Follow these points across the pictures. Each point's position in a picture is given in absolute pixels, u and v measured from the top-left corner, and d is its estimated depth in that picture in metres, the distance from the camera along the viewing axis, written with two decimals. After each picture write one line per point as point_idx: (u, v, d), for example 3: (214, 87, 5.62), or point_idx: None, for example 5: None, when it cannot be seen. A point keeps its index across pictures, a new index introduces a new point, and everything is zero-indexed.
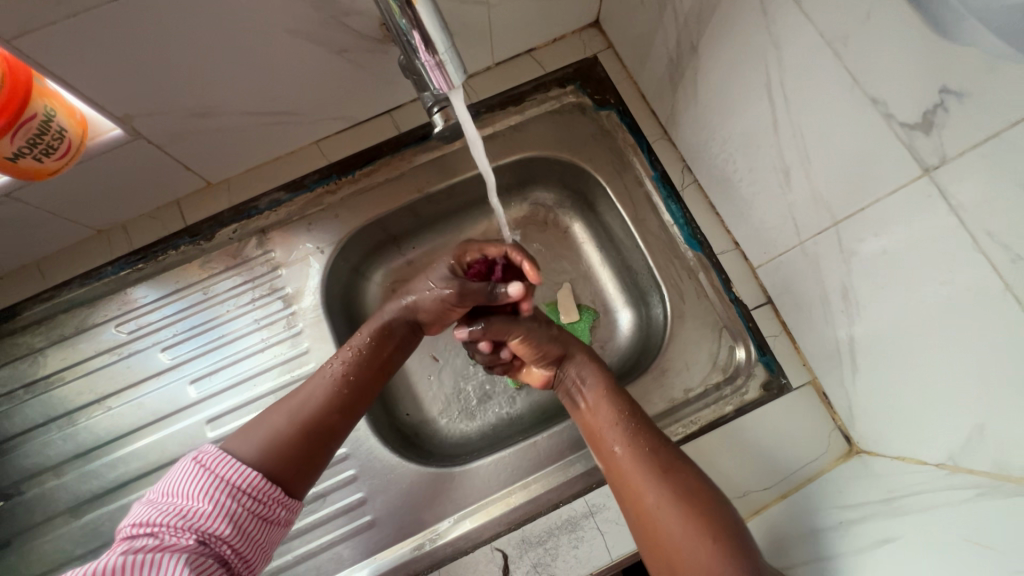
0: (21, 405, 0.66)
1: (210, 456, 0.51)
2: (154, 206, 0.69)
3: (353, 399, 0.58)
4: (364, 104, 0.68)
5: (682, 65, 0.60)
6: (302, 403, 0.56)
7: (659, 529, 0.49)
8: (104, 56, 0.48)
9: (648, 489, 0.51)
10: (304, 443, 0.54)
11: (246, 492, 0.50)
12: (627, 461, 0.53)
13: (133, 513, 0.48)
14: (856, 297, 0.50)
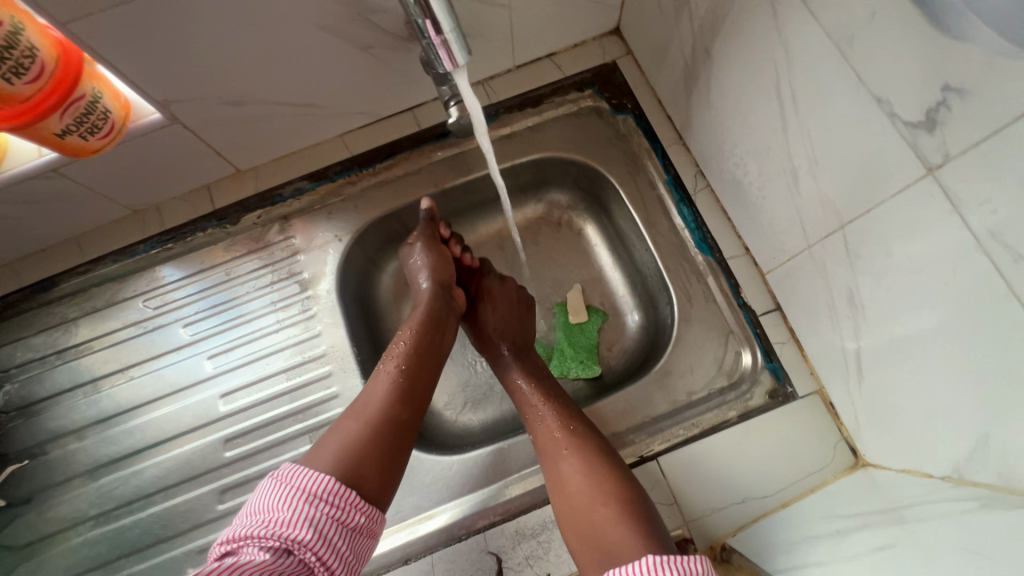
0: (51, 370, 0.70)
1: (285, 469, 0.50)
2: (186, 189, 0.73)
3: (414, 388, 0.59)
4: (387, 100, 0.71)
5: (697, 69, 0.61)
6: (365, 402, 0.57)
7: (569, 499, 0.54)
8: (148, 43, 0.51)
9: (561, 465, 0.56)
10: (379, 440, 0.54)
11: (325, 498, 0.48)
12: (547, 440, 0.59)
13: (223, 535, 0.47)
14: (864, 303, 0.49)
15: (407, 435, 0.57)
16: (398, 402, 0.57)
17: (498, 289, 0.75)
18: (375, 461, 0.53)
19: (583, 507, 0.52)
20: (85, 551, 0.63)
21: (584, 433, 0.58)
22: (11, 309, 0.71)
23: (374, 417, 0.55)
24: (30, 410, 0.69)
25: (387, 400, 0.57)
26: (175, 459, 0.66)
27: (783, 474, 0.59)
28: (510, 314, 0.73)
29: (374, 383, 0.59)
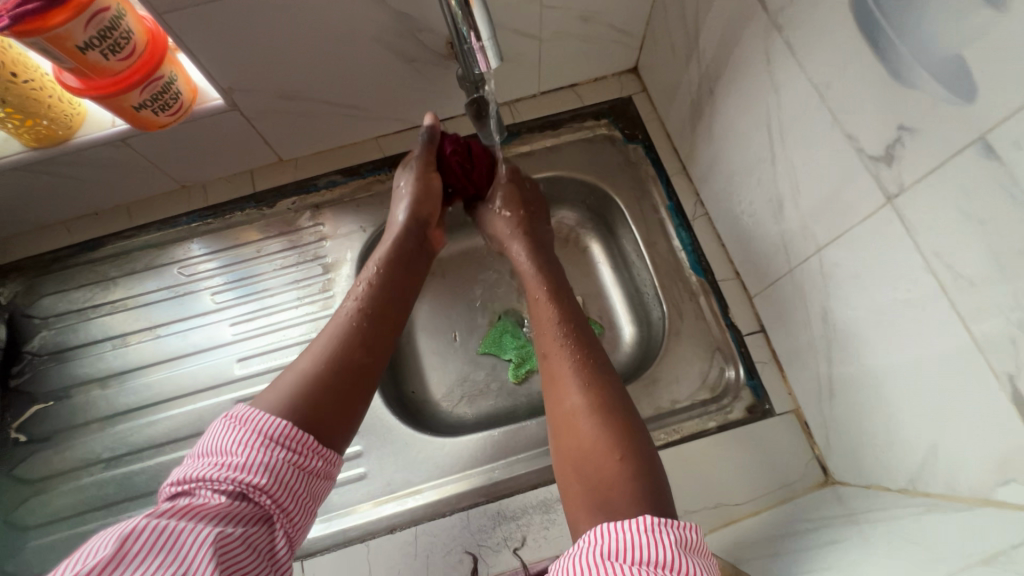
0: (86, 322, 0.76)
1: (241, 410, 0.50)
2: (231, 172, 0.80)
3: (375, 326, 0.60)
4: (422, 110, 0.79)
5: (702, 106, 0.68)
6: (325, 342, 0.58)
7: (572, 434, 0.54)
8: (223, 37, 0.59)
9: (564, 390, 0.57)
10: (332, 382, 0.55)
11: (280, 442, 0.49)
12: (560, 365, 0.59)
13: (181, 468, 0.49)
14: (836, 322, 0.54)
15: (366, 382, 0.57)
16: (356, 344, 0.58)
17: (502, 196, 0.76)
18: (330, 403, 0.53)
19: (586, 439, 0.52)
20: (92, 491, 0.67)
21: (597, 368, 0.58)
22: (59, 264, 0.78)
23: (330, 357, 0.56)
24: (61, 356, 0.74)
25: (344, 341, 0.58)
26: (187, 414, 0.70)
27: (755, 484, 0.62)
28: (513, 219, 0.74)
29: (337, 321, 0.60)
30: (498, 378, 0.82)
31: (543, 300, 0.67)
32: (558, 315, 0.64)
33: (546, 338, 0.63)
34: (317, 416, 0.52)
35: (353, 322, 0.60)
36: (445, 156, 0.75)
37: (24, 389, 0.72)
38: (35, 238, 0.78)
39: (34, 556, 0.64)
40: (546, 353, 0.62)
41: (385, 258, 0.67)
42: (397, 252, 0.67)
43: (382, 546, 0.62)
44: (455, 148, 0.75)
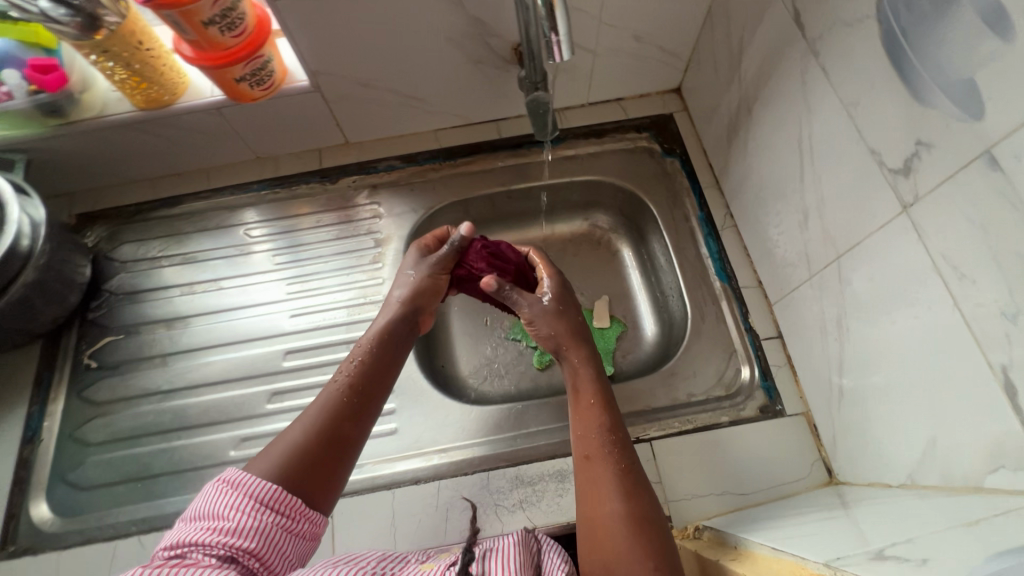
0: (159, 269, 0.84)
1: (233, 474, 0.52)
2: (302, 148, 0.88)
3: (362, 404, 0.61)
4: (480, 109, 0.86)
5: (739, 124, 0.74)
6: (312, 414, 0.58)
7: (609, 547, 0.50)
8: (321, 26, 0.68)
9: (602, 496, 0.53)
10: (317, 452, 0.56)
11: (271, 506, 0.50)
12: (599, 471, 0.55)
13: (159, 545, 0.48)
14: (852, 325, 0.58)
15: (348, 452, 0.58)
16: (342, 417, 0.59)
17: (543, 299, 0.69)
18: (316, 472, 0.55)
19: (621, 556, 0.49)
20: (151, 418, 0.73)
21: (638, 481, 0.54)
22: (142, 216, 0.86)
23: (319, 430, 0.57)
24: (135, 296, 0.82)
25: (334, 416, 0.58)
26: (241, 359, 0.77)
27: (761, 477, 0.66)
28: (555, 333, 0.66)
29: (325, 393, 0.61)
30: (524, 362, 0.87)
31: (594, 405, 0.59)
32: (605, 419, 0.58)
33: (587, 435, 0.58)
34: (301, 484, 0.54)
35: (340, 395, 0.60)
36: (466, 263, 0.73)
37: (99, 321, 0.80)
38: (123, 190, 0.87)
39: (95, 469, 0.70)
40: (589, 453, 0.56)
41: (377, 333, 0.66)
42: (389, 331, 0.67)
43: (406, 494, 0.67)
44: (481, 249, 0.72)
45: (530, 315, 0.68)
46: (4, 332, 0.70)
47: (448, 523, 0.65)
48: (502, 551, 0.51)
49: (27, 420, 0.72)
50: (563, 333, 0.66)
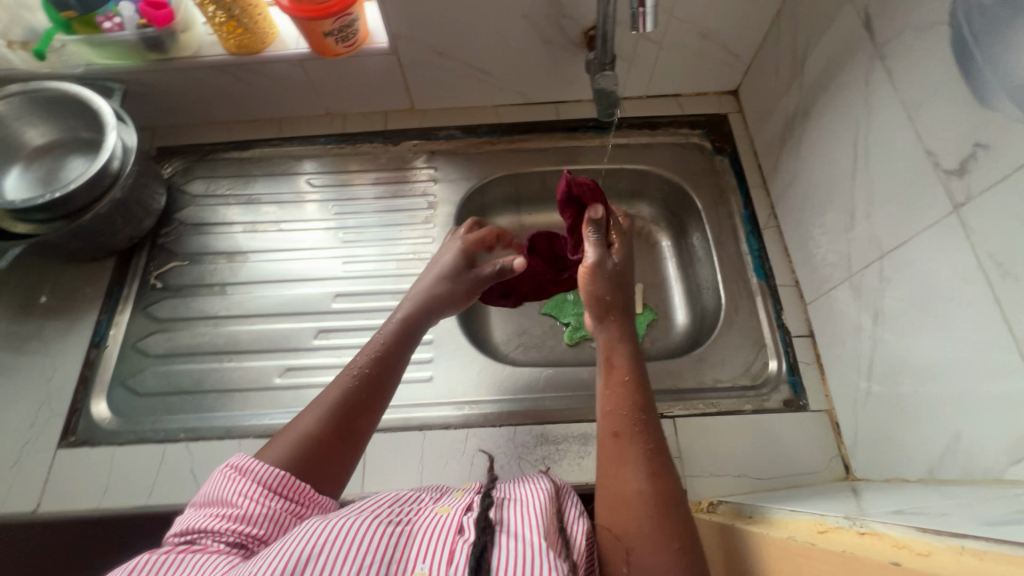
0: (225, 205, 0.89)
1: (243, 460, 0.51)
2: (370, 109, 0.93)
3: (376, 398, 0.59)
4: (542, 89, 0.90)
5: (794, 126, 0.77)
6: (322, 404, 0.56)
7: (631, 522, 0.49)
8: None
9: (628, 472, 0.52)
10: (327, 442, 0.54)
11: (279, 492, 0.49)
12: (625, 447, 0.54)
13: (178, 522, 0.49)
14: (887, 323, 0.60)
15: (357, 444, 0.57)
16: (355, 409, 0.57)
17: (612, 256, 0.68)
18: (325, 461, 0.54)
19: (645, 532, 0.48)
20: (206, 339, 0.79)
21: (665, 460, 0.53)
22: (215, 156, 0.92)
23: (333, 419, 0.55)
24: (200, 228, 0.87)
25: (346, 405, 0.57)
26: (293, 296, 0.82)
27: (779, 465, 0.68)
28: (611, 300, 0.66)
29: (339, 380, 0.59)
30: (555, 335, 0.90)
31: (626, 381, 0.59)
32: (636, 394, 0.58)
33: (615, 410, 0.57)
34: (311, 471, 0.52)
35: (353, 386, 0.58)
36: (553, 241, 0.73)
37: (167, 246, 0.86)
38: (200, 130, 0.93)
39: (152, 379, 0.76)
40: (617, 429, 0.56)
41: (398, 324, 0.65)
42: (409, 324, 0.66)
43: (435, 437, 0.70)
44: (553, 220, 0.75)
45: (592, 268, 0.67)
46: (86, 243, 0.76)
47: (473, 468, 0.68)
48: (523, 500, 0.51)
49: (95, 327, 0.78)
50: (618, 302, 0.66)
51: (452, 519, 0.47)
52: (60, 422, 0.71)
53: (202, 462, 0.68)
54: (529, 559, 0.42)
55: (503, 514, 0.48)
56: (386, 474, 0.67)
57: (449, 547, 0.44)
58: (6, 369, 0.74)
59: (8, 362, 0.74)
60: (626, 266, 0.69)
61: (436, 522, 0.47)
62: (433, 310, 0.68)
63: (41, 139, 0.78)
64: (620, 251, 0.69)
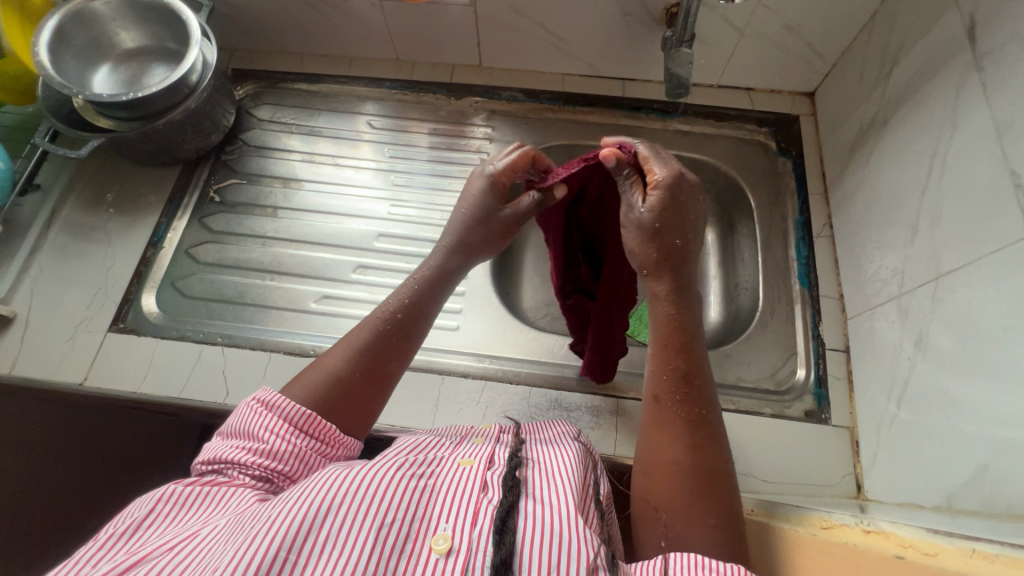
0: (286, 134, 0.91)
1: (269, 395, 0.54)
2: (438, 60, 0.93)
3: (403, 342, 0.59)
4: (613, 63, 0.89)
5: (869, 134, 0.74)
6: (353, 342, 0.58)
7: (665, 488, 0.50)
8: None
9: (666, 444, 0.52)
10: (353, 382, 0.56)
11: (305, 430, 0.52)
12: (666, 416, 0.53)
13: (206, 449, 0.53)
14: (930, 346, 0.58)
15: (385, 386, 0.58)
16: (384, 352, 0.58)
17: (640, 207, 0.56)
18: (350, 401, 0.55)
19: (678, 505, 0.49)
20: (252, 256, 0.82)
21: (708, 432, 0.52)
22: (285, 85, 0.95)
23: (360, 360, 0.57)
24: (261, 151, 0.90)
25: (374, 348, 0.58)
26: (337, 230, 0.84)
27: (790, 472, 0.67)
28: (641, 258, 0.57)
29: (371, 323, 0.59)
30: None
31: (666, 345, 0.55)
32: (681, 360, 0.54)
33: (657, 373, 0.55)
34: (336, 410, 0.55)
35: (383, 328, 0.59)
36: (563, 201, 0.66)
37: (228, 164, 0.89)
38: (275, 58, 0.96)
39: (197, 284, 0.80)
40: (658, 393, 0.54)
41: (430, 271, 0.62)
42: (444, 274, 0.62)
43: (451, 383, 0.72)
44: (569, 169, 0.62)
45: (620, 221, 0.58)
46: (158, 146, 0.80)
47: (483, 419, 0.69)
48: (549, 464, 0.53)
49: (155, 228, 0.82)
50: (649, 259, 0.56)
51: (476, 474, 0.49)
52: (112, 308, 0.76)
53: (234, 366, 0.72)
54: (553, 526, 0.44)
55: (527, 475, 0.51)
56: (401, 408, 0.69)
57: (473, 503, 0.46)
58: (72, 252, 0.79)
59: (75, 246, 0.80)
60: (663, 215, 0.56)
61: (459, 475, 0.49)
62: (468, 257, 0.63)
63: (132, 44, 0.82)
64: (652, 198, 0.56)
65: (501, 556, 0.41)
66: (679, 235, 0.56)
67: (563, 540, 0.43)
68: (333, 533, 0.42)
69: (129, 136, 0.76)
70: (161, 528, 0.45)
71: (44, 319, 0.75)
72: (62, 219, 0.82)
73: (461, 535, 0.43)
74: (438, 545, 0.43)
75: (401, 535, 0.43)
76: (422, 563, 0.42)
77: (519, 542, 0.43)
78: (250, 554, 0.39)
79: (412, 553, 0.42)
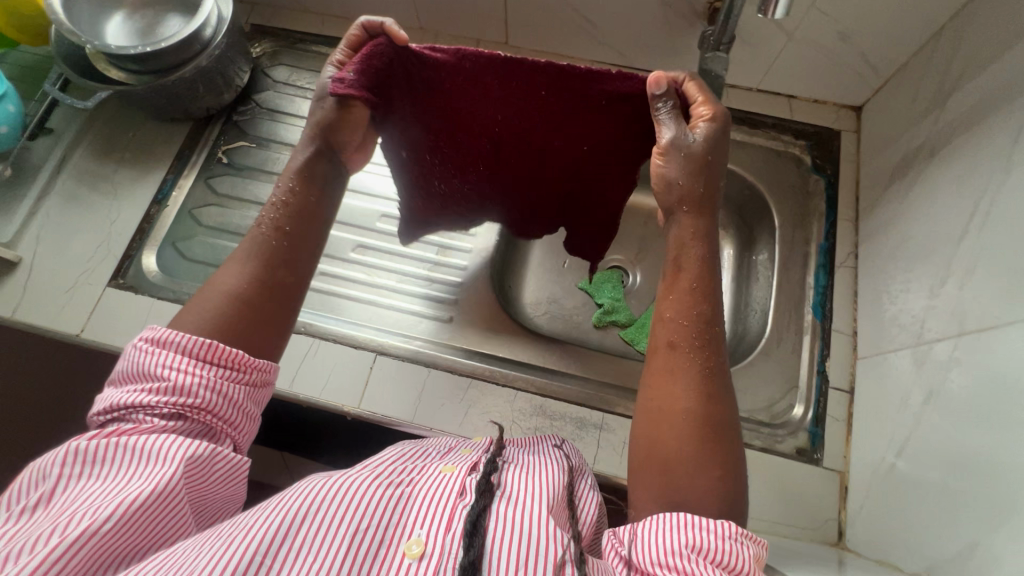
0: (300, 99, 0.89)
1: (155, 332, 0.46)
2: (463, 34, 0.88)
3: (295, 249, 0.53)
4: (647, 55, 0.83)
5: (913, 164, 0.68)
6: (232, 261, 0.51)
7: (670, 439, 0.45)
8: None
9: (674, 389, 0.47)
10: (250, 299, 0.49)
11: (209, 360, 0.45)
12: (679, 360, 0.48)
13: (100, 400, 0.46)
14: (939, 405, 0.55)
15: (288, 298, 0.51)
16: (269, 247, 0.52)
17: (692, 138, 0.54)
18: (248, 318, 0.49)
19: (683, 457, 0.44)
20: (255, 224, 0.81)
21: (722, 383, 0.47)
22: (304, 47, 0.91)
23: (252, 273, 0.50)
24: (273, 114, 0.88)
25: (261, 259, 0.51)
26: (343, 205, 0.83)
27: (773, 511, 0.64)
28: (684, 188, 0.54)
29: (251, 238, 0.52)
30: (582, 314, 0.89)
31: (692, 288, 0.50)
32: (700, 305, 0.50)
33: (675, 319, 0.50)
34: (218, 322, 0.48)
35: (266, 237, 0.52)
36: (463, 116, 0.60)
37: (239, 125, 0.87)
38: (296, 16, 0.92)
39: (198, 246, 0.80)
40: (673, 339, 0.49)
41: (297, 172, 0.55)
42: (318, 175, 0.56)
43: (439, 376, 0.71)
44: (364, 57, 0.53)
45: (665, 147, 0.54)
46: (168, 101, 0.78)
47: (466, 417, 0.68)
48: (535, 472, 0.51)
49: (161, 185, 0.81)
50: (696, 191, 0.54)
51: (456, 480, 0.48)
52: (113, 263, 0.76)
53: None
54: (524, 529, 0.43)
55: (504, 480, 0.49)
56: (383, 399, 0.69)
57: (448, 509, 0.45)
58: (79, 201, 0.80)
59: (81, 195, 0.80)
60: (711, 144, 0.54)
61: (439, 482, 0.48)
62: (335, 155, 0.57)
63: None
64: (703, 128, 0.54)
65: (470, 557, 0.41)
66: (721, 165, 0.56)
67: (538, 552, 0.42)
68: (309, 538, 0.41)
69: (139, 93, 0.74)
70: (73, 493, 0.40)
71: (48, 267, 0.76)
72: (71, 166, 0.81)
73: (436, 540, 0.43)
74: (411, 550, 0.42)
75: (375, 540, 0.42)
76: (394, 568, 0.41)
77: (489, 554, 0.42)
78: (226, 560, 0.39)
79: (384, 559, 0.42)
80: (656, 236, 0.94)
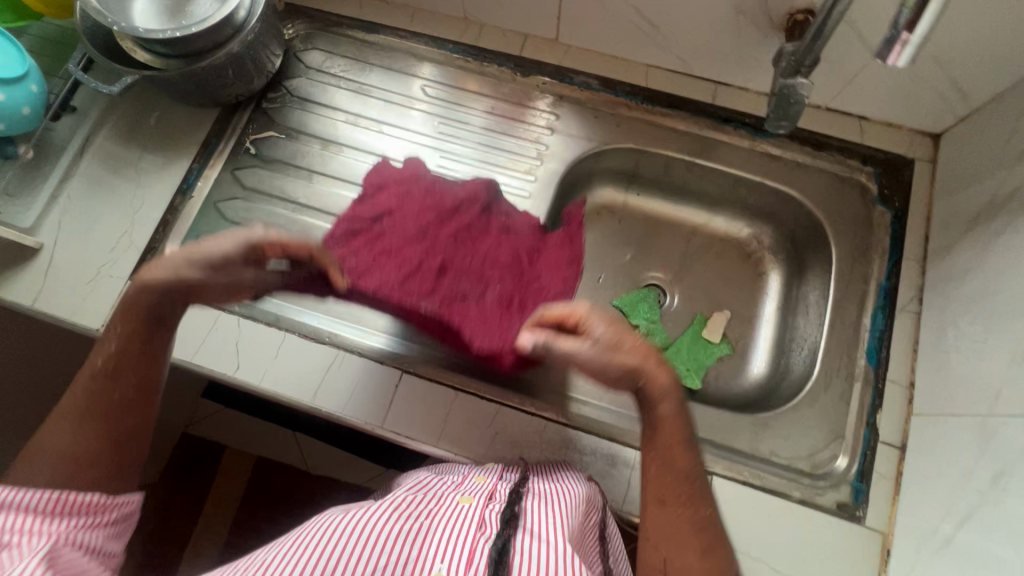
0: (332, 88, 0.83)
1: None
2: (510, 28, 0.82)
3: (145, 393, 0.54)
4: (709, 64, 0.76)
5: (1000, 209, 0.62)
6: (68, 430, 0.51)
7: (675, 550, 0.52)
8: None
9: (672, 508, 0.54)
10: (99, 464, 0.52)
11: (60, 510, 0.48)
12: (671, 478, 0.54)
13: None
14: (1012, 488, 0.50)
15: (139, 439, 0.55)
16: (105, 390, 0.53)
17: (599, 342, 0.55)
18: (97, 476, 0.51)
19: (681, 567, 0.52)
20: (282, 222, 0.78)
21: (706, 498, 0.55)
22: (338, 30, 0.85)
23: (89, 440, 0.51)
24: (304, 102, 0.83)
25: (92, 437, 0.52)
26: None
27: (813, 570, 0.61)
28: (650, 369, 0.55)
29: (84, 391, 0.53)
30: None
31: (671, 419, 0.55)
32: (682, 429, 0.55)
33: (665, 442, 0.55)
34: (74, 474, 0.50)
35: (89, 402, 0.52)
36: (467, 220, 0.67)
37: (268, 113, 0.82)
38: None
39: None
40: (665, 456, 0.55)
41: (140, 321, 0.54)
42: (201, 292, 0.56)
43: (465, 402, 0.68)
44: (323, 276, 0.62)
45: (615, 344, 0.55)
46: (197, 89, 0.73)
47: (490, 445, 0.66)
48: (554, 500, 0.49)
49: (186, 174, 0.78)
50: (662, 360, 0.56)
51: (476, 511, 0.46)
52: (135, 256, 0.73)
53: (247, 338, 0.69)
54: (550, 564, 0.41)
55: (526, 508, 0.47)
56: (409, 418, 0.67)
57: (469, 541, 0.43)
58: (102, 187, 0.76)
59: (104, 180, 0.77)
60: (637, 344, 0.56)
61: (458, 513, 0.46)
62: (216, 272, 0.55)
63: None
64: (603, 329, 0.55)
65: None
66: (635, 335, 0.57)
67: None
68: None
69: (166, 79, 0.69)
70: None
71: (69, 256, 0.74)
72: (94, 150, 0.78)
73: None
74: None
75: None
76: None
77: None
78: None
79: None
80: (699, 255, 0.89)
